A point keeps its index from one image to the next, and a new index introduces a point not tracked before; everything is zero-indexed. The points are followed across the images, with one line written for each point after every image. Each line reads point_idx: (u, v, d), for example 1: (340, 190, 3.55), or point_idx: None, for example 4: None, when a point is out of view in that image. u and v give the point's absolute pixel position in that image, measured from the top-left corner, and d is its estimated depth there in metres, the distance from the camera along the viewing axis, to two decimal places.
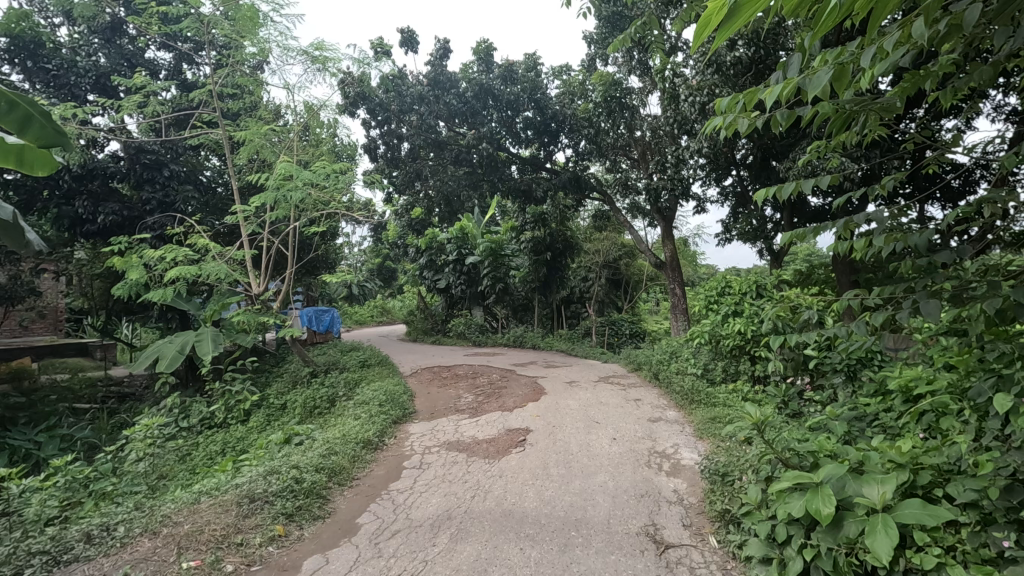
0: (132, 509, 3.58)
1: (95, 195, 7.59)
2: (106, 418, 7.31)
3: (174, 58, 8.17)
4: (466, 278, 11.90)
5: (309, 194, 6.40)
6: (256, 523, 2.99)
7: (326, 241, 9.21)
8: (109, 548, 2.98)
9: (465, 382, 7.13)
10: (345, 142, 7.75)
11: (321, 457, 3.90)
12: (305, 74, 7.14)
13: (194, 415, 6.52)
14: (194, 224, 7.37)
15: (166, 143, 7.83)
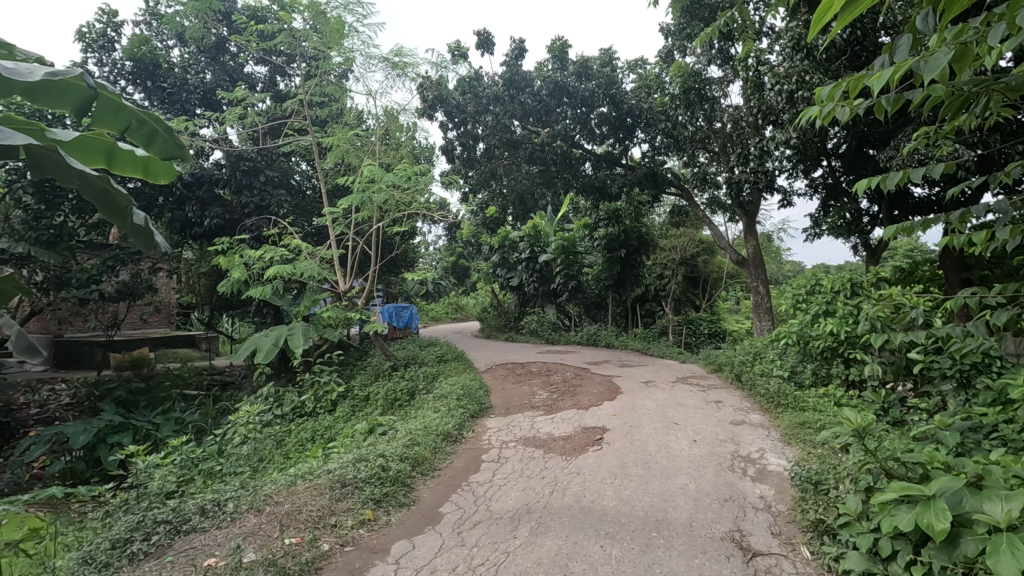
0: (239, 488, 3.91)
1: (202, 200, 8.32)
2: (212, 404, 8.00)
3: (269, 72, 8.77)
4: (539, 276, 11.91)
5: (391, 195, 6.68)
6: (348, 506, 3.17)
7: (405, 240, 9.56)
8: (221, 522, 3.28)
9: (540, 379, 7.17)
10: (424, 144, 8.01)
11: (404, 447, 4.07)
12: (386, 81, 7.43)
13: (288, 404, 6.99)
14: (287, 226, 7.89)
15: (261, 151, 8.43)
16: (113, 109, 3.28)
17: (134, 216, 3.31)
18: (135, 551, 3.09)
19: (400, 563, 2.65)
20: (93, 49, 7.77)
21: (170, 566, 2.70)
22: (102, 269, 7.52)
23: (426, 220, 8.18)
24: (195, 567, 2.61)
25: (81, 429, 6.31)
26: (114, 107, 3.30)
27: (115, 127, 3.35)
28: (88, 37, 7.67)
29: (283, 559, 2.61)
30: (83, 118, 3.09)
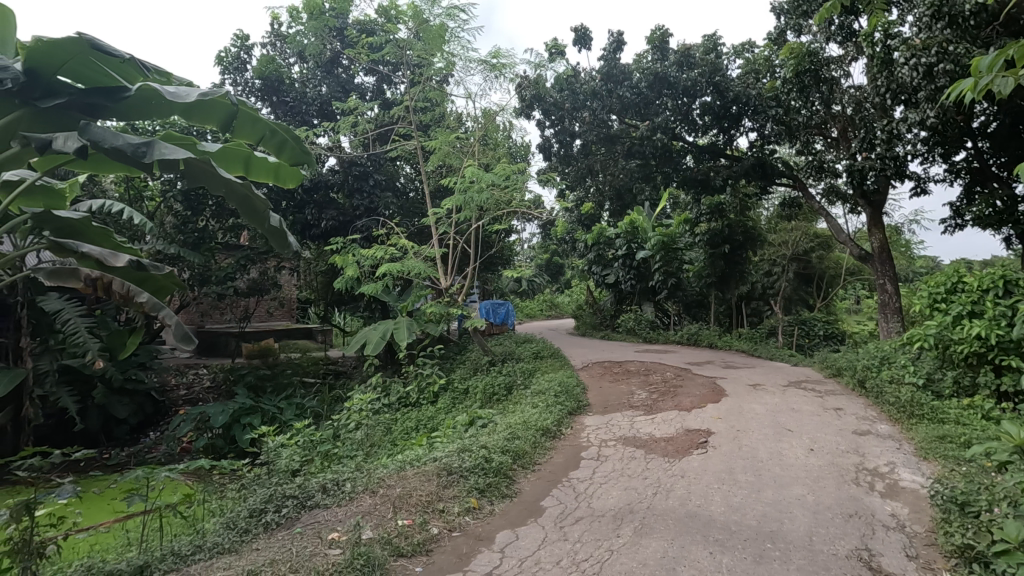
0: (355, 470, 4.22)
1: (319, 204, 9.03)
2: (328, 392, 8.67)
3: (377, 81, 9.30)
4: (636, 273, 11.59)
5: (492, 195, 6.85)
6: (455, 494, 3.31)
7: (502, 238, 9.74)
8: (341, 500, 3.56)
9: (638, 379, 7.02)
10: (520, 143, 8.10)
11: (506, 440, 4.17)
12: (484, 82, 7.61)
13: (394, 394, 7.41)
14: (393, 226, 8.35)
15: (371, 156, 8.96)
16: (250, 120, 3.56)
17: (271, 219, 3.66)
18: (269, 520, 3.44)
19: (504, 552, 2.72)
20: (229, 71, 8.68)
21: (299, 536, 2.97)
22: (237, 267, 8.40)
23: (523, 219, 8.28)
24: (321, 539, 2.84)
25: (220, 410, 7.10)
26: (251, 119, 3.57)
27: (251, 138, 3.69)
28: (226, 61, 8.59)
29: (397, 539, 2.77)
30: (226, 131, 3.42)
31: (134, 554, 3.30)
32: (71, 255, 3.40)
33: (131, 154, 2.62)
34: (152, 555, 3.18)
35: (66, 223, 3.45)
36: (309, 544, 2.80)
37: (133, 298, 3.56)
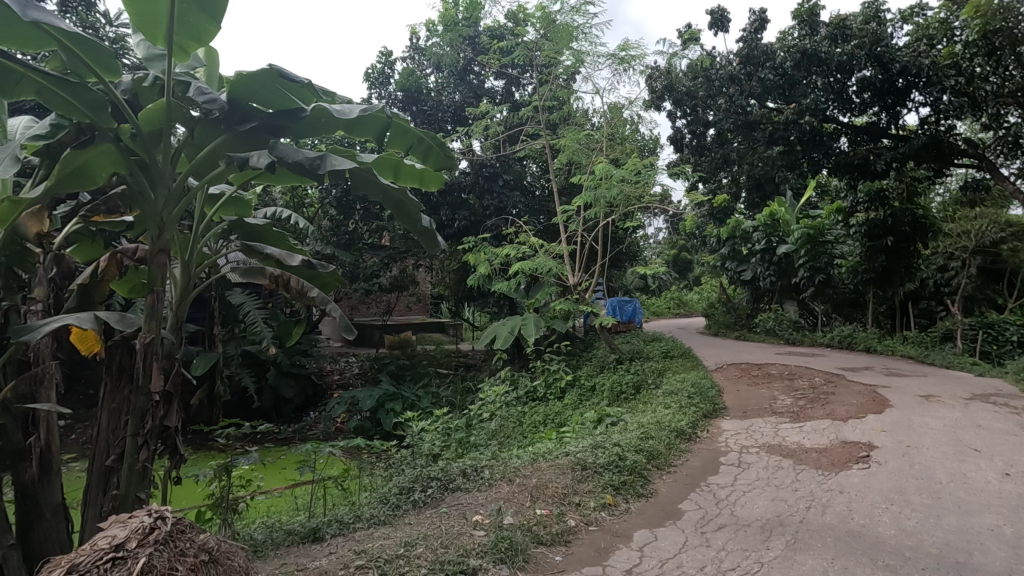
0: (492, 458, 4.41)
1: (452, 205, 9.52)
2: (460, 383, 9.15)
3: (506, 84, 9.59)
4: (777, 269, 10.70)
5: (622, 191, 6.75)
6: (590, 489, 3.34)
7: (629, 234, 9.55)
8: (481, 486, 3.75)
9: (781, 383, 6.49)
10: (649, 137, 7.87)
11: (639, 439, 4.10)
12: (613, 76, 7.49)
13: (523, 388, 7.61)
14: (522, 224, 8.55)
15: (500, 157, 9.25)
16: (401, 132, 3.85)
17: (423, 220, 3.93)
18: (418, 499, 3.74)
19: (644, 552, 2.69)
20: (375, 86, 9.47)
21: (446, 515, 3.18)
22: (381, 265, 9.17)
23: (653, 214, 8.05)
24: (466, 519, 3.02)
25: (368, 395, 7.81)
26: (402, 130, 3.87)
27: (401, 146, 3.97)
28: (372, 77, 9.40)
29: (536, 527, 2.87)
30: (380, 142, 3.74)
31: (304, 518, 3.78)
32: (257, 256, 3.92)
33: (309, 166, 2.98)
34: (320, 520, 3.62)
35: (255, 228, 3.92)
36: (456, 523, 2.98)
37: (306, 294, 3.98)
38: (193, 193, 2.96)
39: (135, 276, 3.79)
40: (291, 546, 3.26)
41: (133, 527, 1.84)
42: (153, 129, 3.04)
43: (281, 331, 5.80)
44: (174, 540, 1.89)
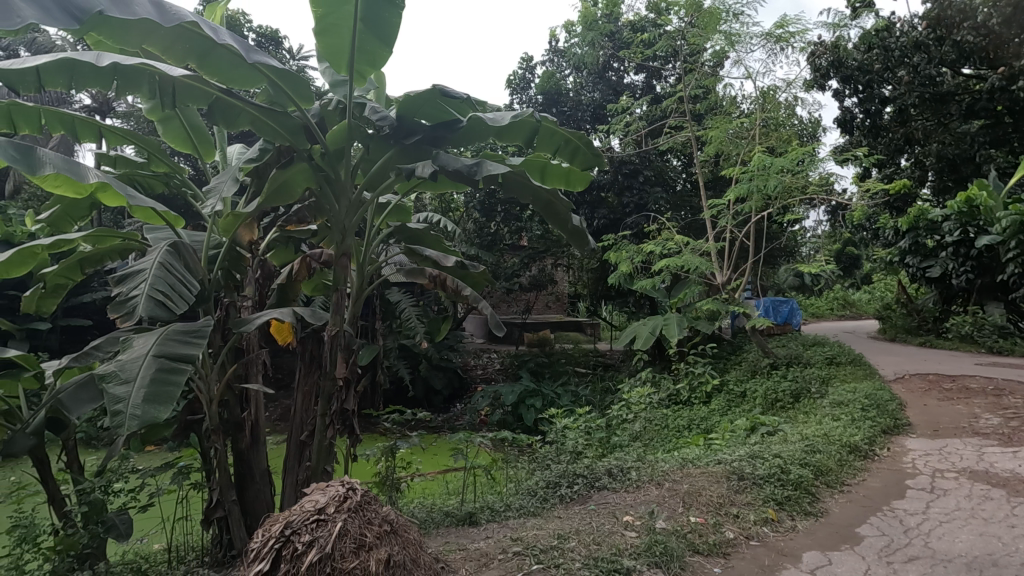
0: (637, 459, 4.33)
1: (591, 203, 9.50)
2: (599, 382, 9.08)
3: (646, 77, 9.35)
4: (976, 265, 9.07)
5: (781, 182, 6.20)
6: (750, 501, 3.14)
7: (785, 229, 8.74)
8: (629, 487, 3.71)
9: (984, 399, 5.51)
10: (810, 120, 7.16)
11: (804, 452, 3.75)
12: (768, 58, 6.93)
13: (666, 391, 7.34)
14: (664, 221, 8.25)
15: (641, 153, 9.02)
16: (549, 135, 3.91)
17: (573, 220, 3.96)
18: (564, 493, 3.80)
19: None
20: (517, 91, 9.74)
21: (596, 513, 3.19)
22: (522, 265, 9.43)
23: (814, 206, 7.32)
24: (617, 519, 3.01)
25: (510, 390, 8.06)
26: (550, 133, 3.93)
27: (549, 149, 4.03)
28: (514, 83, 9.66)
29: (691, 535, 2.76)
30: (529, 146, 3.85)
31: (458, 502, 4.04)
32: (418, 258, 4.26)
33: (467, 173, 3.18)
34: (472, 505, 3.85)
35: (416, 232, 4.24)
36: (607, 522, 2.99)
37: (461, 292, 4.22)
38: (368, 203, 3.34)
39: (319, 277, 4.32)
40: (449, 526, 3.50)
41: (331, 494, 2.12)
42: (338, 148, 3.45)
43: (432, 328, 6.22)
44: (363, 509, 2.14)
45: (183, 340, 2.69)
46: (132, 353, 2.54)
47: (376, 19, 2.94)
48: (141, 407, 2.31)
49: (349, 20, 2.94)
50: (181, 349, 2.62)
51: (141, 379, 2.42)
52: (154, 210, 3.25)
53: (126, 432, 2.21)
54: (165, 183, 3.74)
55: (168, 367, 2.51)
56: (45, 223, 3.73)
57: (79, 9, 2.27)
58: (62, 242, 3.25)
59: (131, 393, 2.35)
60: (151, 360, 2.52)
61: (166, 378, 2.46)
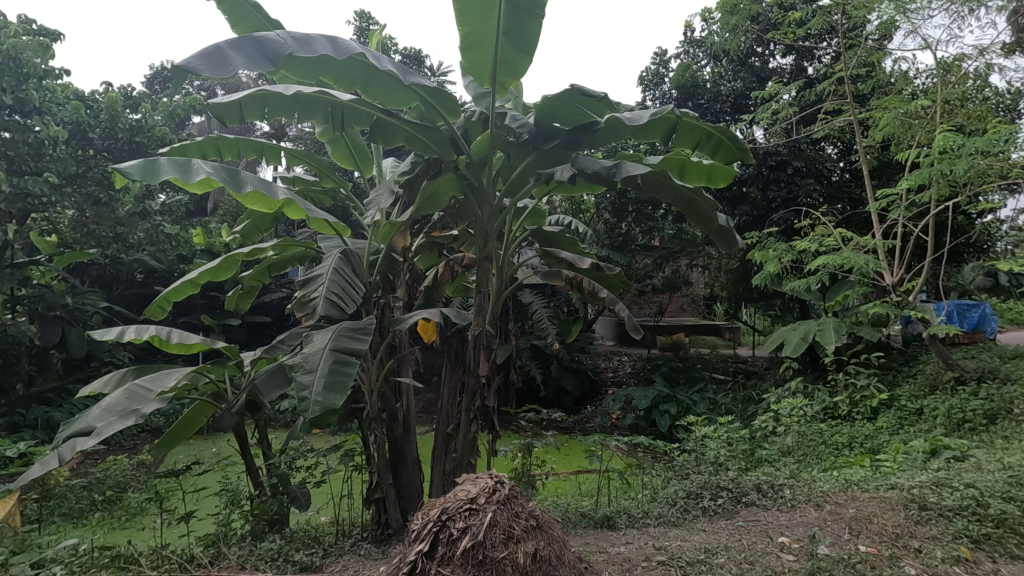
0: (790, 476, 3.98)
1: (732, 199, 8.91)
2: (741, 391, 8.45)
3: (796, 59, 8.55)
4: None
5: (973, 166, 5.31)
6: (935, 535, 2.74)
7: (975, 220, 7.47)
8: (782, 506, 3.43)
9: None
10: (1011, 90, 6.04)
11: (1007, 484, 3.17)
12: (953, 23, 5.97)
13: (820, 403, 6.65)
14: (819, 215, 7.48)
15: (790, 143, 8.27)
16: (690, 130, 3.74)
17: (718, 219, 3.81)
18: (708, 506, 3.62)
19: None
20: (649, 88, 9.32)
21: (746, 530, 3.00)
22: (655, 265, 9.03)
23: (1017, 193, 6.17)
24: (770, 539, 2.80)
25: (642, 395, 7.79)
26: (690, 128, 3.76)
27: (688, 145, 3.85)
28: (646, 79, 9.25)
29: (861, 565, 2.46)
30: (667, 143, 3.72)
31: (593, 504, 4.05)
32: (553, 260, 4.31)
33: (607, 175, 3.18)
34: (608, 508, 3.83)
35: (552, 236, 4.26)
36: (759, 541, 2.80)
37: (597, 295, 4.18)
38: (509, 208, 3.48)
39: (461, 279, 4.57)
40: (587, 528, 3.51)
41: (482, 485, 2.26)
42: (481, 157, 3.64)
43: (563, 329, 6.26)
44: (511, 501, 2.25)
45: (352, 336, 3.02)
46: (313, 347, 2.91)
47: (517, 30, 3.03)
48: (322, 394, 2.64)
49: (492, 35, 3.06)
50: (351, 344, 2.95)
51: (321, 369, 2.76)
52: (326, 221, 3.69)
53: (311, 415, 2.54)
54: (332, 197, 4.22)
55: (341, 360, 2.84)
56: (241, 234, 4.38)
57: (273, 52, 2.66)
58: (257, 251, 3.78)
59: (314, 381, 2.70)
60: (328, 353, 2.86)
61: (340, 369, 2.79)
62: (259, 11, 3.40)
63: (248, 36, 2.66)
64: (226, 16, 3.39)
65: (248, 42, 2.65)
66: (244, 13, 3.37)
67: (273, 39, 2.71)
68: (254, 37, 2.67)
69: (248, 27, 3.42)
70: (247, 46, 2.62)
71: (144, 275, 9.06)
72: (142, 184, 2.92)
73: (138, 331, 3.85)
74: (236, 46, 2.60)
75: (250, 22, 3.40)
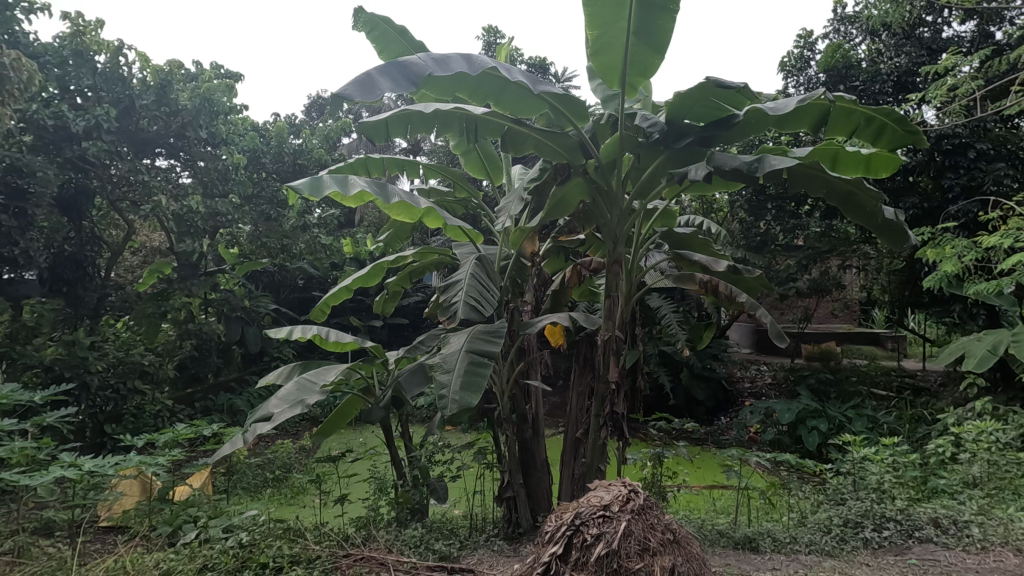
0: (978, 512, 3.42)
1: (895, 191, 7.85)
2: (908, 409, 7.34)
3: (980, 25, 7.32)
4: None
5: None
6: None
7: None
8: (970, 546, 3.06)
9: None
10: None
11: None
12: None
13: (1017, 427, 5.59)
14: (1013, 206, 6.31)
15: (973, 123, 7.09)
16: (845, 115, 3.35)
17: (884, 212, 3.39)
18: (870, 537, 3.23)
19: None
20: (792, 74, 8.45)
21: None
22: (800, 268, 7.62)
23: None
24: None
25: (786, 407, 7.02)
26: (845, 113, 3.37)
27: (843, 132, 3.46)
28: (787, 65, 8.38)
29: None
30: (818, 132, 3.37)
31: (731, 522, 3.78)
32: (685, 263, 4.08)
33: (747, 171, 3.01)
34: (749, 529, 3.55)
35: (684, 238, 4.05)
36: None
37: (735, 299, 3.90)
38: (639, 211, 3.41)
39: (588, 284, 4.53)
40: (727, 548, 3.29)
41: (615, 493, 2.24)
42: (610, 159, 3.61)
43: (693, 335, 5.93)
44: (645, 512, 2.20)
45: (486, 338, 3.15)
46: (450, 348, 3.08)
47: (647, 28, 2.97)
48: (459, 394, 2.78)
49: (622, 36, 3.01)
50: (485, 346, 3.08)
51: (458, 369, 2.91)
52: (461, 228, 3.89)
53: (450, 413, 2.68)
54: (465, 207, 4.43)
55: (477, 361, 2.98)
56: (385, 243, 4.76)
57: (415, 74, 2.87)
58: (400, 258, 4.09)
59: (452, 380, 2.85)
60: (464, 354, 3.01)
61: (475, 370, 2.92)
62: (403, 36, 3.68)
63: (394, 61, 2.89)
64: (376, 44, 3.72)
65: (394, 67, 2.88)
66: (391, 40, 3.68)
67: (415, 62, 2.92)
68: (399, 62, 2.90)
69: (394, 52, 3.73)
70: (393, 70, 2.85)
71: (304, 282, 10.22)
72: (310, 199, 3.31)
73: (304, 330, 4.37)
74: (384, 71, 2.84)
75: (396, 47, 3.70)
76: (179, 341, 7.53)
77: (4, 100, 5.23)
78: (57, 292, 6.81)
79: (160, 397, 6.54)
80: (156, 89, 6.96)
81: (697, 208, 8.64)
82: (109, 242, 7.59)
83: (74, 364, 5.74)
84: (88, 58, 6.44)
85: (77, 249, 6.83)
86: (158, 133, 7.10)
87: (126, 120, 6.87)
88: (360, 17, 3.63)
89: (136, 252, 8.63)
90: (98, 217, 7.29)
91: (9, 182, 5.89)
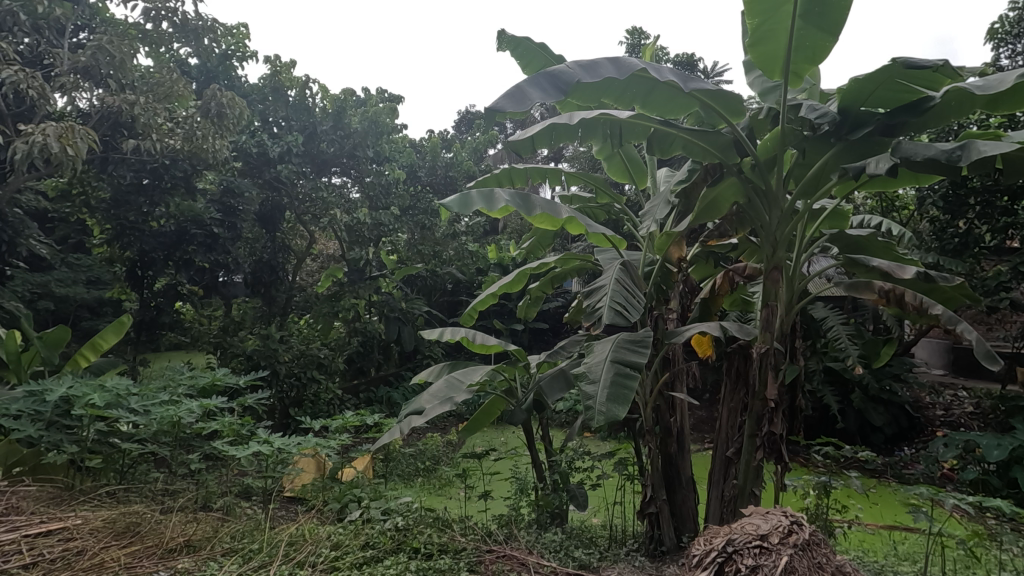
0: None
1: None
2: None
3: None
4: None
5: None
6: None
7: None
8: None
9: None
10: None
11: None
12: None
13: None
14: None
15: None
16: None
17: None
18: None
19: None
20: (1005, 42, 6.94)
21: None
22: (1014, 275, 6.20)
23: None
24: None
25: (995, 443, 5.61)
26: None
27: None
28: (999, 33, 6.94)
29: None
30: None
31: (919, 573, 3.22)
32: (861, 270, 3.50)
33: (945, 161, 2.56)
34: None
35: (859, 240, 3.52)
36: None
37: (927, 311, 3.27)
38: (803, 212, 3.07)
39: (740, 291, 4.17)
40: None
41: (774, 524, 2.09)
42: (770, 157, 3.32)
43: (868, 351, 5.13)
44: (810, 548, 2.05)
45: (632, 348, 3.07)
46: (596, 357, 3.05)
47: (818, 10, 2.69)
48: (606, 405, 2.74)
49: (786, 20, 2.74)
50: (631, 356, 3.01)
51: (605, 379, 2.87)
52: (604, 235, 3.84)
53: (597, 424, 2.65)
54: (607, 212, 4.35)
55: (623, 372, 2.91)
56: (528, 250, 4.87)
57: (564, 82, 2.83)
58: (543, 265, 4.16)
59: (598, 391, 2.81)
60: (610, 364, 2.97)
61: (622, 382, 2.86)
62: (545, 51, 3.77)
63: (542, 72, 2.87)
64: (519, 61, 3.83)
65: (543, 77, 2.86)
66: (533, 55, 3.77)
67: (564, 70, 2.88)
68: (547, 72, 2.87)
69: (536, 66, 3.82)
70: (542, 81, 2.83)
71: (453, 286, 10.82)
72: (459, 214, 3.46)
73: (453, 332, 4.62)
74: (533, 81, 2.83)
75: (539, 61, 3.79)
76: (348, 337, 8.42)
77: (222, 133, 6.34)
78: (257, 293, 8.06)
79: (331, 386, 7.37)
80: (333, 116, 7.97)
81: (873, 206, 7.57)
82: (297, 250, 8.79)
83: (268, 354, 6.74)
84: (283, 94, 7.63)
85: (272, 256, 8.04)
86: (334, 154, 8.09)
87: (310, 145, 7.95)
88: (504, 38, 3.76)
89: (316, 258, 9.92)
90: (288, 229, 8.49)
91: (224, 202, 7.17)
